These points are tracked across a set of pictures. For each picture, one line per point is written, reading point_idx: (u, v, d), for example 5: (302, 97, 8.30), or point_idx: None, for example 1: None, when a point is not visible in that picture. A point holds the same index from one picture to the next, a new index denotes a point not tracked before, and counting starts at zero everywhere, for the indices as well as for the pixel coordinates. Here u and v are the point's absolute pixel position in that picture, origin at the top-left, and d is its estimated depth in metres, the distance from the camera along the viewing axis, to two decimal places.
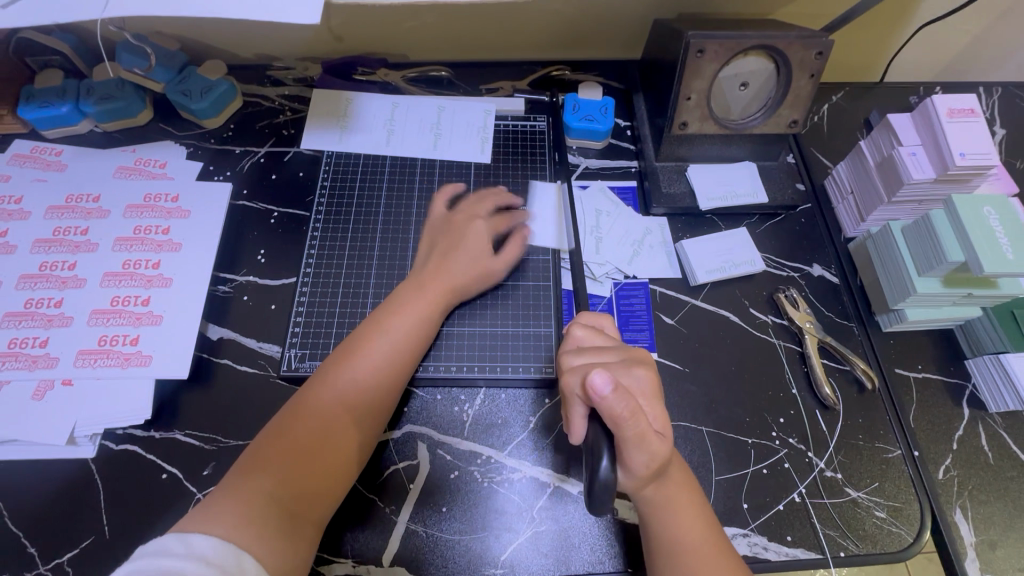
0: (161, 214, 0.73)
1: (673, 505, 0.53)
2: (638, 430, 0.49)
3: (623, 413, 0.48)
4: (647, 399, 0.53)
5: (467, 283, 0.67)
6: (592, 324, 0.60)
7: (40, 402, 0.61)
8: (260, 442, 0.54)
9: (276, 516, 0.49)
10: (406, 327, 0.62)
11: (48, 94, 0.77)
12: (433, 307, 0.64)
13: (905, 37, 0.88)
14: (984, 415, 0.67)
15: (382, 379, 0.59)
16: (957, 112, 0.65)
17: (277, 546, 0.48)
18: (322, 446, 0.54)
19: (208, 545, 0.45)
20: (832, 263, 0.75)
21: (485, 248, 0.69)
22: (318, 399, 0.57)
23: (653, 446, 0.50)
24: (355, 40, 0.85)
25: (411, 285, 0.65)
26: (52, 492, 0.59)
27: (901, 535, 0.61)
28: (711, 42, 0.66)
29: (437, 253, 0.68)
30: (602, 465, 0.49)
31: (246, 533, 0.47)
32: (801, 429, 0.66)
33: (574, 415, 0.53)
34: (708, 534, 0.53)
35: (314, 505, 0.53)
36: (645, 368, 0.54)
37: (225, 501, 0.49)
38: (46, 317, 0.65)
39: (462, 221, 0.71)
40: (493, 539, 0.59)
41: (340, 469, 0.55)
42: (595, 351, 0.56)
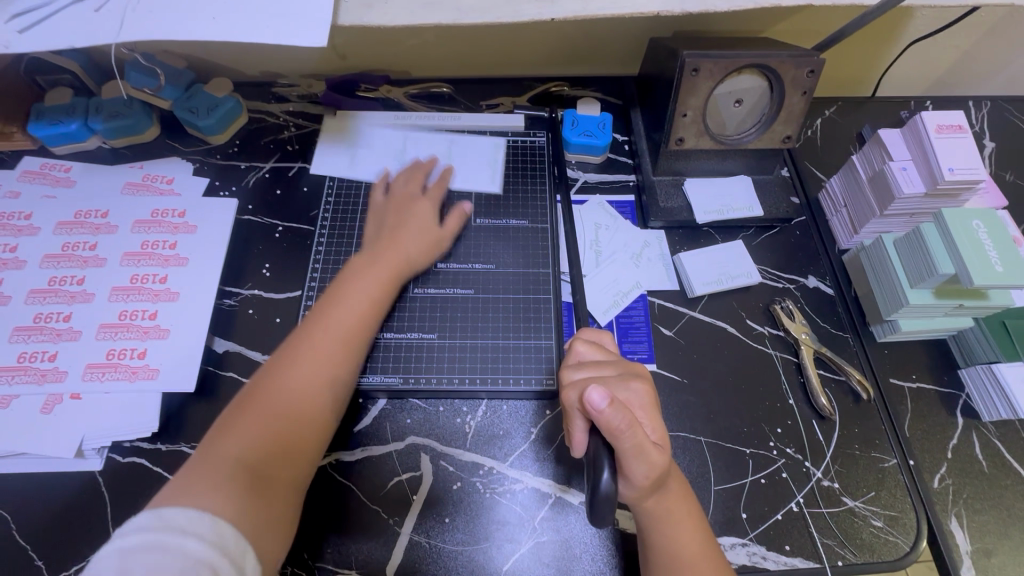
0: (168, 229, 0.74)
1: (672, 516, 0.54)
2: (636, 442, 0.50)
3: (620, 425, 0.49)
4: (645, 411, 0.54)
5: (417, 257, 0.70)
6: (592, 339, 0.62)
7: (49, 415, 0.62)
8: (211, 437, 0.52)
9: (247, 494, 0.48)
10: (359, 303, 0.63)
11: (58, 111, 0.78)
12: (383, 286, 0.66)
13: (895, 53, 0.90)
14: (978, 424, 0.68)
15: (337, 356, 0.59)
16: (945, 128, 0.67)
17: (257, 520, 0.47)
18: (281, 429, 0.54)
19: (182, 515, 0.44)
20: (827, 274, 0.77)
21: (432, 223, 0.73)
22: (271, 388, 0.55)
23: (652, 458, 0.50)
24: (359, 58, 0.87)
25: (361, 266, 0.66)
26: (60, 505, 0.60)
27: (898, 543, 0.62)
28: (706, 61, 0.68)
29: (384, 234, 0.70)
30: (602, 477, 0.49)
31: (221, 504, 0.46)
32: (799, 439, 0.67)
33: (574, 429, 0.54)
34: (704, 543, 0.54)
35: (282, 486, 0.52)
36: (641, 381, 0.56)
37: (186, 488, 0.47)
38: (55, 331, 0.66)
39: (400, 202, 0.74)
40: (495, 549, 0.60)
41: (304, 447, 0.55)
42: (594, 365, 0.57)
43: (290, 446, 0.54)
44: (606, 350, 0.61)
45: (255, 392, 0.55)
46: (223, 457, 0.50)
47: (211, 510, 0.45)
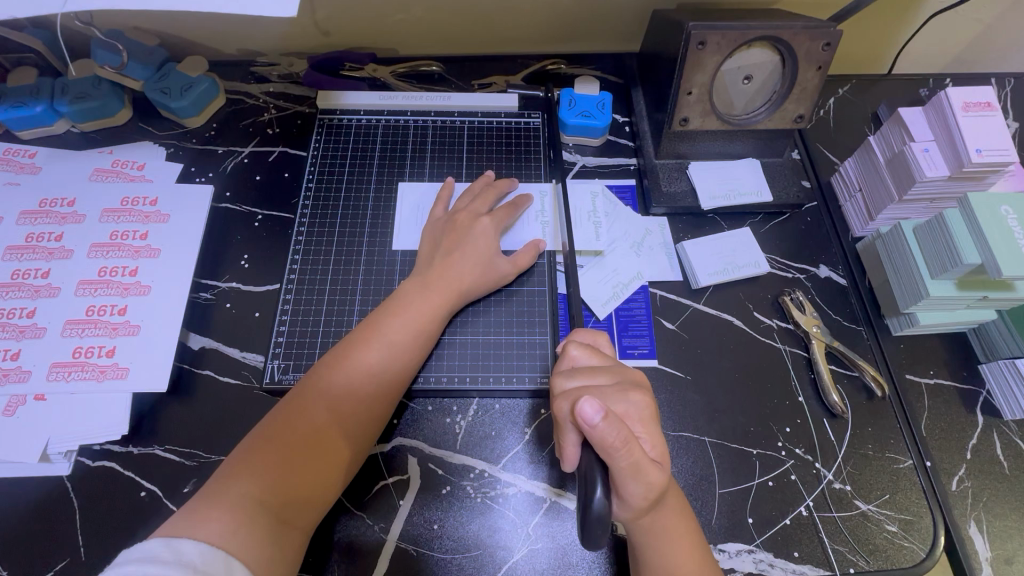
0: (138, 218, 0.70)
1: (668, 534, 0.51)
2: (632, 461, 0.46)
3: (615, 442, 0.45)
4: (643, 424, 0.51)
5: (473, 286, 0.64)
6: (587, 342, 0.58)
7: (12, 418, 0.59)
8: (249, 444, 0.52)
9: (266, 522, 0.48)
10: (410, 327, 0.60)
11: (21, 93, 0.73)
12: (439, 310, 0.62)
13: (914, 27, 0.85)
14: (999, 423, 0.65)
15: (382, 381, 0.57)
16: (972, 106, 0.62)
17: (268, 553, 0.47)
18: (313, 446, 0.52)
19: (195, 552, 0.43)
20: (839, 264, 0.72)
21: (493, 249, 0.66)
22: (313, 400, 0.55)
23: (649, 477, 0.47)
24: (342, 34, 0.81)
25: (416, 286, 0.62)
26: (24, 512, 0.57)
27: (913, 550, 0.58)
28: (713, 34, 0.63)
29: (442, 252, 0.65)
30: (597, 494, 0.44)
31: (234, 538, 0.45)
32: (809, 439, 0.63)
33: (566, 443, 0.50)
34: (702, 562, 0.51)
35: (305, 509, 0.51)
36: (641, 392, 0.52)
37: (211, 503, 0.47)
38: (18, 328, 0.62)
39: (464, 220, 0.67)
40: (486, 557, 0.57)
41: (333, 472, 0.53)
42: (590, 372, 0.53)
43: (320, 470, 0.52)
44: (602, 353, 0.57)
45: (300, 394, 0.55)
46: (252, 464, 0.50)
47: (221, 542, 0.45)
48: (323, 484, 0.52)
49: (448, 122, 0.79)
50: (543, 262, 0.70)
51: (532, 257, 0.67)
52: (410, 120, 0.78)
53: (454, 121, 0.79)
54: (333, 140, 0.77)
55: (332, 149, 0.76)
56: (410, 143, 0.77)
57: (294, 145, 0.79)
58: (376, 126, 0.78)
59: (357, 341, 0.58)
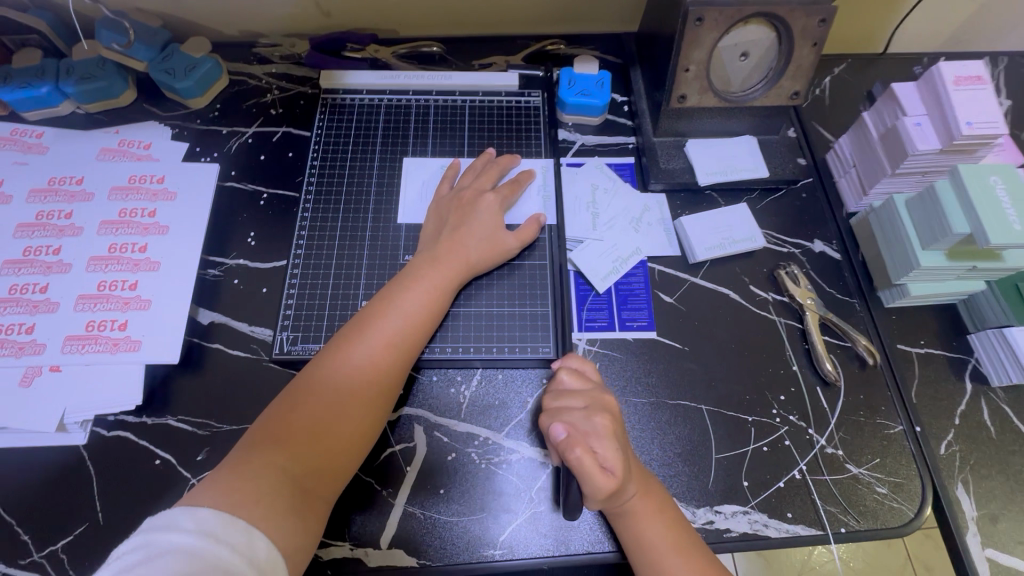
0: (146, 196, 0.71)
1: (635, 515, 0.54)
2: (585, 473, 0.52)
3: (572, 459, 0.52)
4: (601, 440, 0.53)
5: (481, 260, 0.66)
6: (575, 368, 0.60)
7: (28, 388, 0.60)
8: (271, 417, 0.54)
9: (289, 493, 0.49)
10: (423, 300, 0.61)
11: (27, 74, 0.74)
12: (449, 284, 0.63)
13: (910, 6, 0.85)
14: (987, 390, 0.67)
15: (396, 354, 0.59)
16: (963, 80, 0.63)
17: (291, 522, 0.48)
18: (333, 417, 0.54)
19: (216, 520, 0.44)
20: (833, 238, 0.74)
21: (499, 223, 0.67)
22: (330, 373, 0.56)
23: (597, 484, 0.51)
24: (343, 14, 0.82)
25: (425, 262, 0.64)
26: (44, 479, 0.59)
27: (902, 510, 0.60)
28: (711, 10, 0.63)
29: (449, 229, 0.66)
30: (572, 488, 0.54)
31: (256, 508, 0.47)
32: (803, 406, 0.65)
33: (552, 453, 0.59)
34: (674, 533, 0.54)
35: (326, 478, 0.53)
36: (604, 415, 0.55)
37: (234, 476, 0.49)
38: (31, 302, 0.64)
39: (469, 197, 0.68)
40: (491, 520, 0.59)
41: (355, 441, 0.55)
42: (569, 394, 0.58)
43: (340, 439, 0.54)
44: (586, 378, 0.60)
45: (317, 367, 0.57)
46: (275, 436, 0.52)
47: (242, 514, 0.46)
48: (344, 453, 0.54)
49: (449, 101, 0.80)
50: (545, 236, 0.71)
51: (534, 231, 0.68)
52: (412, 100, 0.79)
53: (456, 100, 0.80)
54: (335, 119, 0.78)
55: (336, 128, 0.77)
56: (412, 122, 0.78)
57: (297, 125, 0.80)
58: (378, 106, 0.79)
59: (372, 315, 0.60)
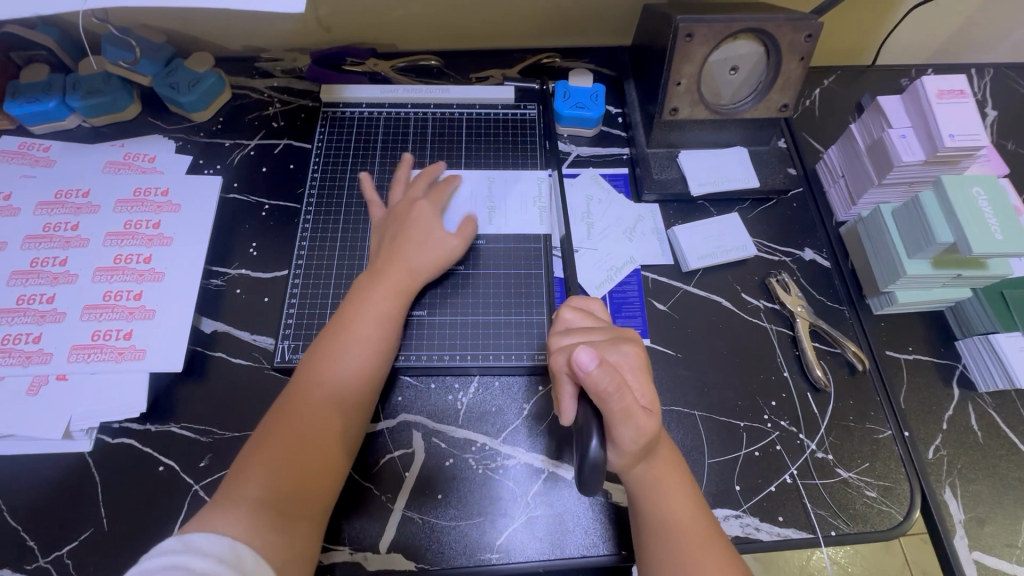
0: (151, 208, 0.72)
1: (661, 485, 0.54)
2: (624, 406, 0.48)
3: (608, 387, 0.47)
4: (635, 373, 0.53)
5: (432, 267, 0.67)
6: (580, 306, 0.60)
7: (35, 397, 0.61)
8: (245, 453, 0.54)
9: (273, 515, 0.50)
10: (372, 314, 0.62)
11: (35, 89, 0.76)
12: (397, 295, 0.64)
13: (897, 19, 0.87)
14: (974, 395, 0.68)
15: (362, 368, 0.59)
16: (946, 93, 0.65)
17: (276, 540, 0.49)
18: (309, 437, 0.55)
19: (224, 546, 0.47)
20: (823, 247, 0.75)
21: (438, 225, 0.68)
22: (300, 400, 0.57)
23: (640, 423, 0.50)
24: (344, 30, 0.84)
25: (373, 277, 0.64)
26: (49, 486, 0.60)
27: (891, 513, 0.62)
28: (700, 26, 0.65)
29: (388, 241, 0.67)
30: (591, 447, 0.47)
31: (239, 528, 0.49)
32: (793, 411, 0.66)
33: (563, 394, 0.52)
34: (695, 510, 0.54)
35: (312, 497, 0.53)
36: (632, 344, 0.55)
37: (219, 510, 0.50)
38: (38, 312, 0.65)
39: (404, 208, 0.69)
40: (489, 524, 0.60)
41: (332, 457, 0.56)
42: (584, 331, 0.56)
43: (315, 459, 0.54)
44: (595, 317, 0.59)
45: (289, 395, 0.58)
46: (250, 469, 0.53)
47: (229, 534, 0.48)
48: (324, 471, 0.55)
49: (447, 114, 0.82)
50: (484, 242, 0.72)
51: (471, 230, 0.70)
52: (410, 112, 0.81)
53: (453, 113, 0.82)
54: (336, 132, 0.79)
55: (336, 140, 0.79)
56: (411, 135, 0.80)
57: (298, 138, 0.81)
58: (378, 119, 0.81)
59: (326, 340, 0.60)
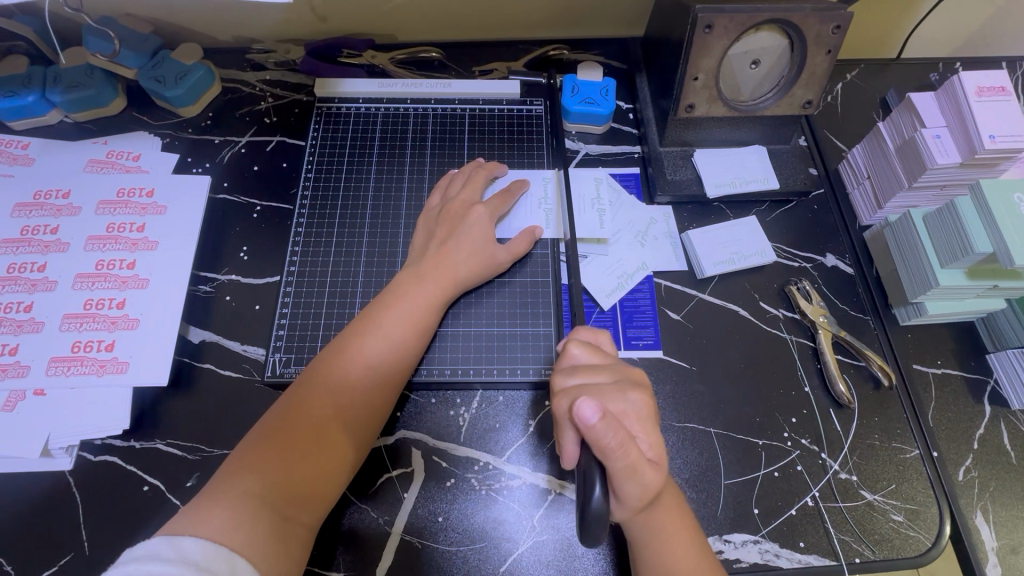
0: (135, 210, 0.68)
1: (666, 534, 0.50)
2: (629, 462, 0.45)
3: (611, 443, 0.44)
4: (641, 424, 0.49)
5: (469, 275, 0.63)
6: (587, 340, 0.56)
7: (11, 413, 0.58)
8: (253, 440, 0.52)
9: (270, 520, 0.47)
10: (407, 318, 0.59)
11: (12, 82, 0.72)
12: (433, 302, 0.61)
13: (926, 10, 0.83)
14: (1007, 413, 0.64)
15: (383, 372, 0.57)
16: (985, 91, 0.61)
17: (272, 549, 0.46)
18: (318, 439, 0.52)
19: (199, 550, 0.43)
20: (846, 252, 0.71)
21: (489, 236, 0.65)
22: (315, 394, 0.54)
23: (646, 478, 0.46)
24: (340, 20, 0.80)
25: (411, 277, 0.62)
26: (27, 507, 0.56)
27: (919, 539, 0.58)
28: (721, 17, 0.61)
29: (436, 243, 0.64)
30: (595, 493, 0.43)
31: (237, 536, 0.45)
32: (815, 430, 0.62)
33: (566, 441, 0.49)
34: (700, 559, 0.51)
35: (309, 505, 0.51)
36: (640, 391, 0.51)
37: (216, 501, 0.47)
38: (15, 322, 0.62)
39: (458, 208, 0.66)
40: (491, 549, 0.57)
41: (334, 465, 0.53)
42: (591, 371, 0.52)
43: (323, 462, 0.52)
44: (603, 352, 0.55)
45: (303, 386, 0.55)
46: (257, 460, 0.50)
47: (224, 541, 0.44)
48: (326, 477, 0.52)
49: (448, 110, 0.77)
50: (537, 252, 0.69)
51: (526, 245, 0.66)
52: (409, 108, 0.77)
53: (455, 109, 0.77)
54: (331, 129, 0.75)
55: (331, 138, 0.75)
56: (410, 132, 0.75)
57: (292, 134, 0.77)
58: (375, 115, 0.76)
59: (353, 333, 0.58)
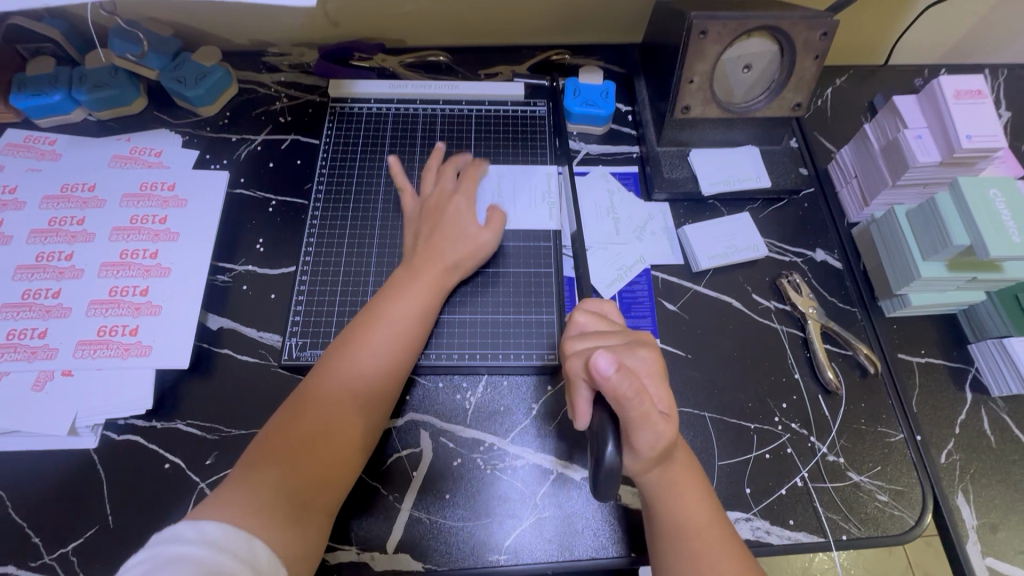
0: (157, 203, 0.72)
1: (677, 490, 0.53)
2: (642, 411, 0.48)
3: (626, 392, 0.47)
4: (651, 377, 0.53)
5: (457, 264, 0.66)
6: (596, 310, 0.60)
7: (40, 393, 0.61)
8: (266, 435, 0.55)
9: (286, 506, 0.51)
10: (409, 310, 0.62)
11: (40, 82, 0.75)
12: (429, 294, 0.64)
13: (911, 18, 0.87)
14: (987, 399, 0.67)
15: (382, 362, 0.59)
16: (964, 94, 0.65)
17: (289, 533, 0.49)
18: (327, 430, 0.55)
19: (219, 531, 0.46)
20: (834, 248, 0.75)
21: (467, 221, 0.68)
22: (323, 390, 0.57)
23: (658, 428, 0.49)
24: (353, 25, 0.84)
25: (406, 273, 0.65)
26: (54, 483, 0.59)
27: (903, 518, 0.61)
28: (715, 23, 0.65)
29: (424, 238, 0.67)
30: (608, 449, 0.47)
31: (255, 520, 0.48)
32: (804, 414, 0.66)
33: (578, 400, 0.51)
34: (708, 504, 0.54)
35: (325, 490, 0.54)
36: (648, 349, 0.54)
37: (237, 490, 0.50)
38: (44, 307, 0.65)
39: (438, 202, 0.69)
40: (496, 525, 0.60)
41: (346, 453, 0.56)
42: (601, 334, 0.55)
43: (336, 448, 0.55)
44: (610, 320, 0.59)
45: (311, 383, 0.58)
46: (272, 453, 0.53)
47: (243, 525, 0.47)
48: (340, 463, 0.55)
49: (456, 110, 0.81)
50: (515, 244, 0.72)
51: (499, 222, 0.69)
52: (418, 108, 0.80)
53: (462, 110, 0.81)
54: (344, 127, 0.79)
55: (343, 137, 0.78)
56: (419, 131, 0.79)
57: (306, 133, 0.81)
58: (386, 114, 0.80)
59: (354, 330, 0.61)
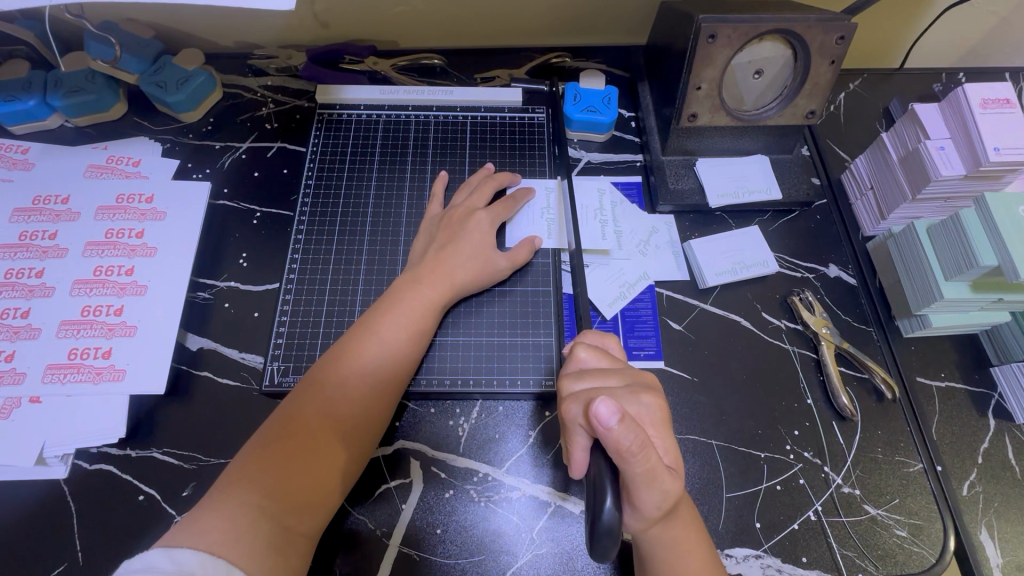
0: (134, 216, 0.68)
1: (680, 543, 0.50)
2: (648, 467, 0.45)
3: (629, 447, 0.44)
4: (656, 428, 0.50)
5: (468, 281, 0.63)
6: (594, 344, 0.56)
7: (6, 421, 0.58)
8: (251, 449, 0.51)
9: (268, 531, 0.47)
10: (404, 324, 0.59)
11: (13, 87, 0.71)
12: (431, 305, 0.60)
13: (928, 21, 0.82)
14: (1011, 427, 0.64)
15: (380, 378, 0.56)
16: (990, 103, 0.61)
17: (270, 562, 0.46)
18: (316, 447, 0.52)
19: (195, 561, 0.42)
20: (849, 263, 0.71)
21: (489, 242, 0.65)
22: (314, 402, 0.54)
23: (664, 486, 0.46)
24: (342, 26, 0.80)
25: (408, 281, 0.61)
26: (20, 516, 0.56)
27: (923, 555, 0.57)
28: (724, 27, 0.60)
29: (436, 247, 0.64)
30: (607, 504, 0.43)
31: (236, 547, 0.45)
32: (818, 443, 0.62)
33: (576, 446, 0.49)
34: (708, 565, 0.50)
35: (308, 514, 0.50)
36: (652, 394, 0.51)
37: (214, 514, 0.47)
38: (12, 328, 0.61)
39: (460, 215, 0.66)
40: (490, 562, 0.56)
41: (333, 474, 0.52)
42: (601, 374, 0.52)
43: (322, 470, 0.51)
44: (611, 356, 0.55)
45: (303, 394, 0.55)
46: (255, 469, 0.50)
47: (221, 553, 0.44)
48: (326, 486, 0.51)
49: (450, 117, 0.77)
50: (538, 261, 0.68)
51: (527, 254, 0.66)
52: (411, 115, 0.77)
53: (457, 116, 0.77)
54: (333, 135, 0.75)
55: (331, 146, 0.74)
56: (411, 139, 0.75)
57: (293, 140, 0.77)
58: (376, 122, 0.76)
59: (352, 340, 0.57)
